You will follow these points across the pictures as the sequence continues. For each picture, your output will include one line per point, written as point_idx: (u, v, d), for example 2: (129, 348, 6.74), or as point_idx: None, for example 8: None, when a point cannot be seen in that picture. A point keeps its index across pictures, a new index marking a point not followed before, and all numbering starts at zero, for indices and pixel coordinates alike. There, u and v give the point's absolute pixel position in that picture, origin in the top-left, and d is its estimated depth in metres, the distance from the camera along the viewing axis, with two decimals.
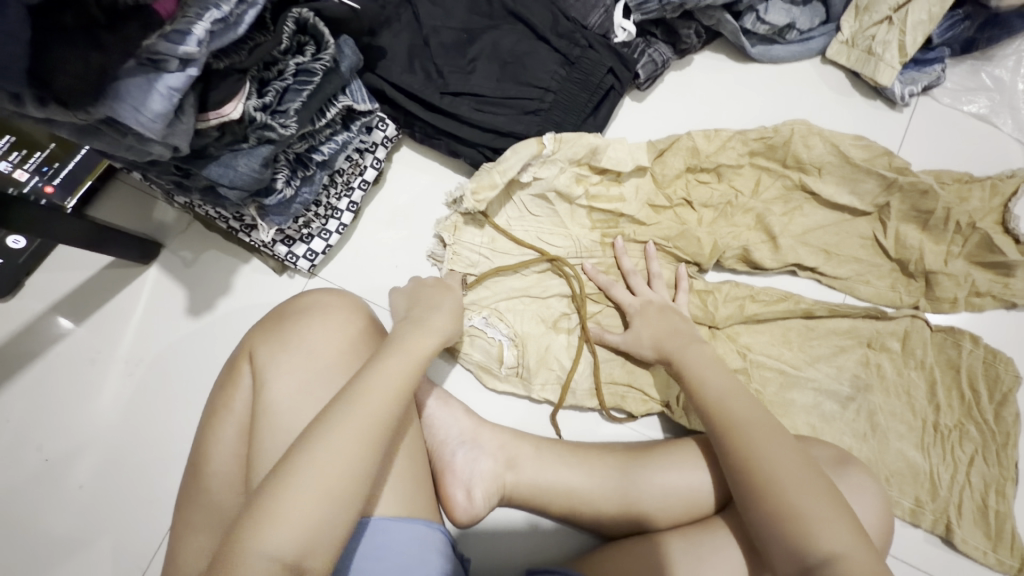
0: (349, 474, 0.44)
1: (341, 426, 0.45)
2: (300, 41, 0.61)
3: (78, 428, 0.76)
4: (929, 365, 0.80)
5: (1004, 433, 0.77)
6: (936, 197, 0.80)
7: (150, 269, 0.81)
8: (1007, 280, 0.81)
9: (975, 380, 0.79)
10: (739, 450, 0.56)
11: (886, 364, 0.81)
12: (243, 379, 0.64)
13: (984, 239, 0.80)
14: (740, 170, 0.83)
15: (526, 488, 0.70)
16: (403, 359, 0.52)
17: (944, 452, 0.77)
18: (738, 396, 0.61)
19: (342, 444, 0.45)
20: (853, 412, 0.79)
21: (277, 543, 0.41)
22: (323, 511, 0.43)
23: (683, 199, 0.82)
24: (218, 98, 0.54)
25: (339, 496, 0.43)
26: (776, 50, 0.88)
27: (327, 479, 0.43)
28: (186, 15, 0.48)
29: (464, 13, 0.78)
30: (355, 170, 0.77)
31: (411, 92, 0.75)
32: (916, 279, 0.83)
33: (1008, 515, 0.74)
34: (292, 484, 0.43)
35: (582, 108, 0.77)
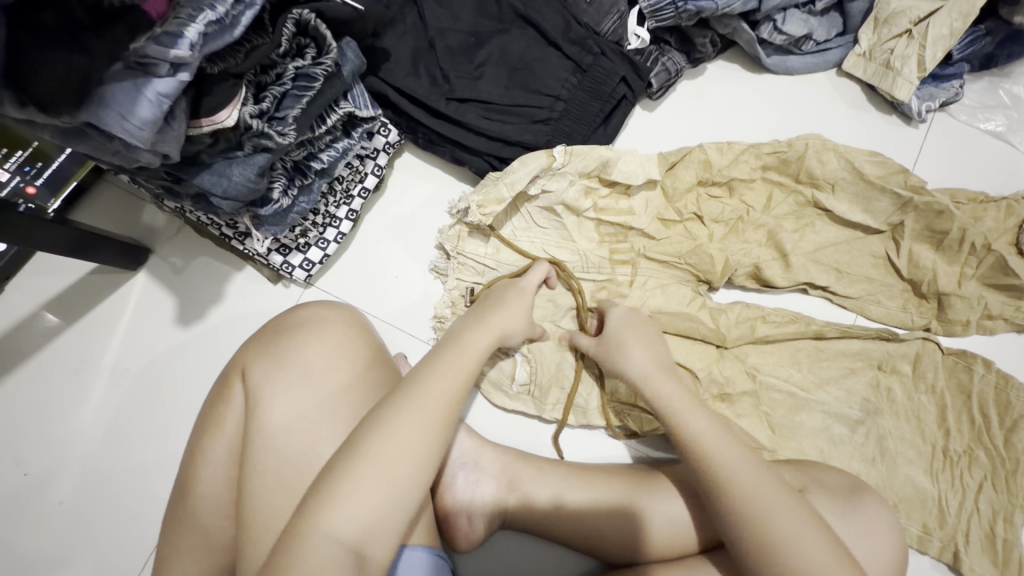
0: (413, 463, 0.44)
1: (410, 412, 0.46)
2: (300, 44, 0.57)
3: (61, 440, 0.73)
4: (940, 389, 0.79)
5: (1014, 459, 0.75)
6: (951, 218, 0.78)
7: (137, 275, 0.77)
8: (1020, 303, 0.79)
9: (986, 406, 0.77)
10: (742, 523, 0.52)
11: (896, 387, 0.79)
12: (235, 396, 0.61)
13: (999, 261, 0.78)
14: (753, 184, 0.81)
15: (530, 513, 0.68)
16: (466, 351, 0.55)
17: (952, 478, 0.76)
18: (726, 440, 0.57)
19: (406, 434, 0.45)
20: (863, 435, 0.77)
21: (343, 531, 0.42)
22: (387, 500, 0.43)
23: (694, 213, 0.80)
24: (212, 105, 0.50)
25: (405, 484, 0.44)
26: (792, 61, 0.86)
27: (394, 467, 0.44)
28: (177, 15, 0.44)
29: (472, 15, 0.74)
30: (355, 176, 0.74)
31: (415, 97, 0.72)
32: (928, 300, 0.81)
33: (1016, 544, 0.72)
34: (356, 474, 0.43)
35: (594, 117, 0.74)
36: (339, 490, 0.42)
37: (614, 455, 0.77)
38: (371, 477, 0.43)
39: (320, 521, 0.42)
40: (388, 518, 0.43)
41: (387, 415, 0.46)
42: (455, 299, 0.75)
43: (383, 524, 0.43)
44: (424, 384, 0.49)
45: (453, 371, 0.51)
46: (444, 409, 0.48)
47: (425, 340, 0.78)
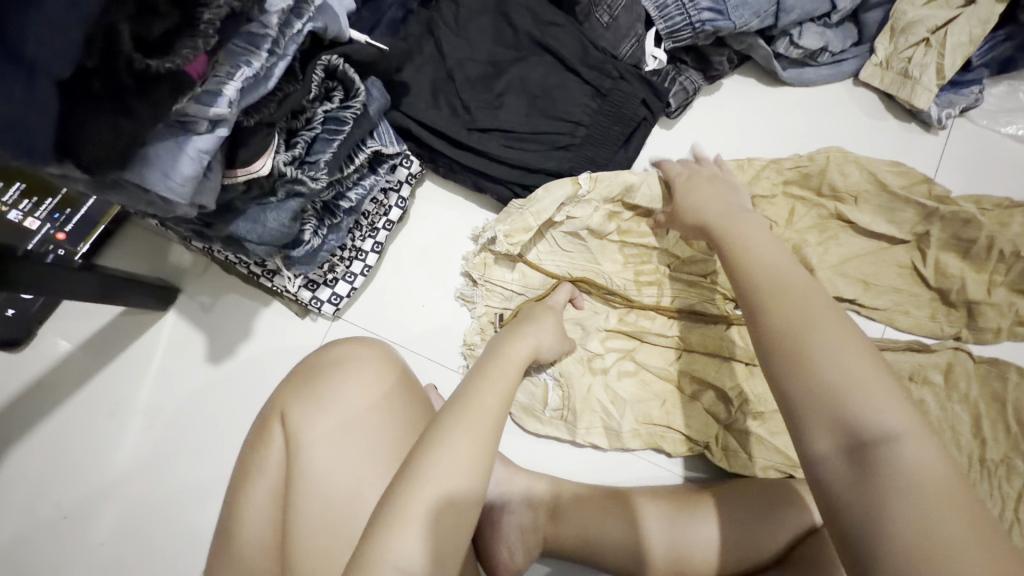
0: (472, 481, 0.45)
1: (456, 425, 0.47)
2: (328, 87, 0.58)
3: (100, 481, 0.74)
4: (973, 399, 0.77)
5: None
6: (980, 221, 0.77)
7: (168, 315, 0.78)
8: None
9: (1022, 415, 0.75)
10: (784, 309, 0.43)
11: (929, 399, 0.76)
12: (275, 437, 0.61)
13: None
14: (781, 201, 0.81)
15: (570, 541, 0.67)
16: (507, 361, 0.56)
17: (990, 488, 0.73)
18: (790, 267, 0.47)
19: (463, 453, 0.45)
20: None
21: (409, 558, 0.42)
22: (451, 520, 0.44)
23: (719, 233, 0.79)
24: (247, 155, 0.51)
25: (463, 504, 0.45)
26: (807, 73, 0.85)
27: (454, 484, 0.45)
28: (216, 73, 0.45)
29: (489, 44, 0.75)
30: (380, 210, 0.75)
31: (437, 129, 0.72)
32: (958, 309, 0.80)
33: None
34: (418, 496, 0.44)
35: (614, 141, 0.74)
36: (404, 515, 0.43)
37: (650, 478, 0.76)
38: (431, 490, 0.44)
39: (388, 546, 0.42)
40: (452, 540, 0.44)
41: (438, 433, 0.47)
42: (483, 325, 0.76)
43: (446, 543, 0.44)
44: (473, 400, 0.50)
45: (497, 385, 0.52)
46: (494, 421, 0.48)
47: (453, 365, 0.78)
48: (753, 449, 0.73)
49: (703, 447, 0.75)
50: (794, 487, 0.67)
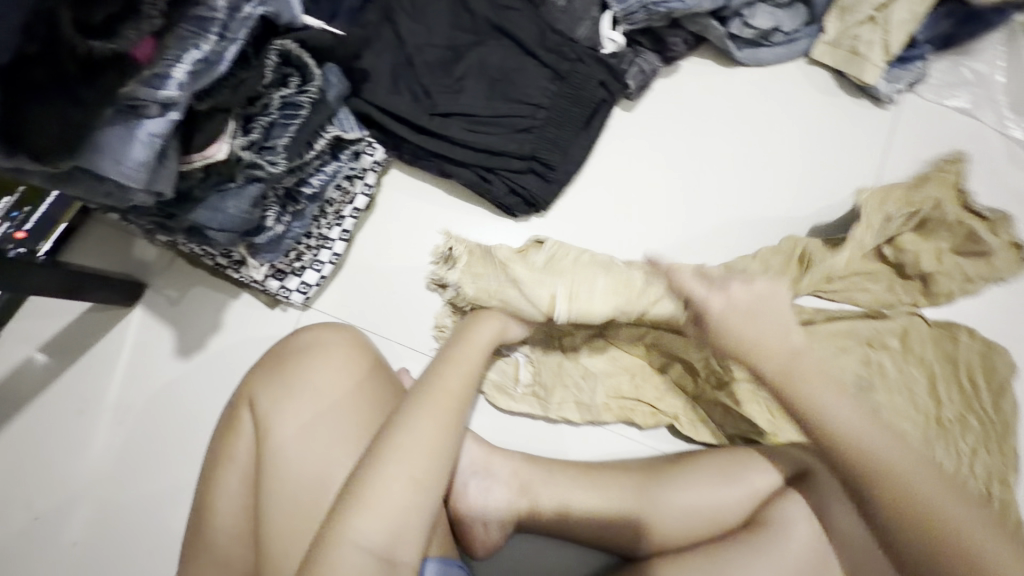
0: (432, 461, 0.48)
1: (423, 412, 0.50)
2: (284, 73, 0.58)
3: (71, 481, 0.73)
4: (928, 361, 0.79)
5: (1003, 421, 0.77)
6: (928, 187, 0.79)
7: (134, 311, 0.77)
8: (989, 258, 0.78)
9: (974, 372, 0.79)
10: (896, 488, 0.49)
11: (886, 362, 0.79)
12: (244, 425, 0.61)
13: (971, 233, 0.77)
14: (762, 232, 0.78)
15: (542, 514, 0.69)
16: (466, 344, 0.60)
17: (947, 446, 0.74)
18: (867, 419, 0.51)
19: (427, 437, 0.49)
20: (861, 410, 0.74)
21: (369, 536, 0.45)
22: (412, 501, 0.47)
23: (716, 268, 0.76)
24: (203, 141, 0.51)
25: (423, 482, 0.47)
26: (762, 53, 0.88)
27: (415, 465, 0.48)
28: (164, 57, 0.45)
29: (447, 29, 0.76)
30: (345, 198, 0.74)
31: (398, 115, 0.73)
32: (912, 279, 0.82)
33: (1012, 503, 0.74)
34: (379, 479, 0.46)
35: (575, 122, 0.76)
36: (366, 497, 0.46)
37: (620, 451, 0.78)
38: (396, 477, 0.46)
39: (352, 525, 0.45)
40: (411, 516, 0.47)
41: (403, 418, 0.50)
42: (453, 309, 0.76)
43: (406, 520, 0.46)
44: (434, 386, 0.53)
45: (460, 368, 0.56)
46: (455, 405, 0.52)
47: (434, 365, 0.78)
48: (722, 420, 0.76)
49: (674, 417, 0.77)
50: (756, 448, 0.70)
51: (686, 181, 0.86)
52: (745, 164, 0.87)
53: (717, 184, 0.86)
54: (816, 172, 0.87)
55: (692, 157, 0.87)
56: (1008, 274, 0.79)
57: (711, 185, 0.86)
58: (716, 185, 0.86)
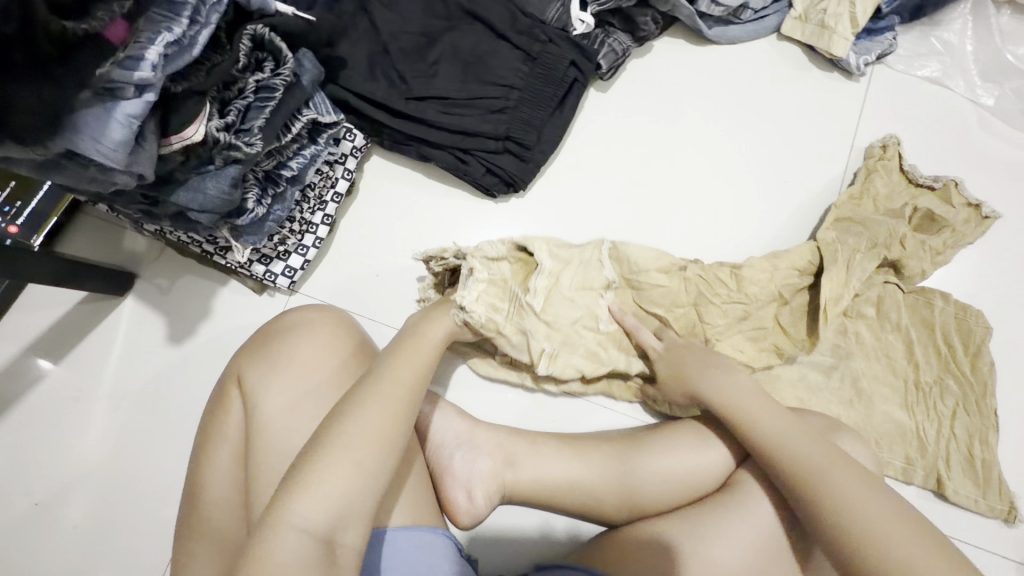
0: (378, 444, 0.47)
1: (370, 398, 0.50)
2: (258, 58, 0.60)
3: (69, 467, 0.75)
4: (904, 327, 0.81)
5: (981, 383, 0.78)
6: (880, 178, 0.83)
7: (126, 300, 0.79)
8: (952, 228, 0.82)
9: (950, 336, 0.80)
10: (812, 490, 0.56)
11: (863, 330, 0.81)
12: (234, 403, 0.63)
13: (925, 212, 0.82)
14: (742, 274, 0.78)
15: (527, 485, 0.70)
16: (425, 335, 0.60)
17: (927, 410, 0.78)
18: (792, 429, 0.61)
19: (373, 422, 0.48)
20: (837, 380, 0.80)
21: (307, 519, 0.44)
22: (356, 482, 0.46)
23: (692, 303, 0.78)
24: (180, 122, 0.53)
25: (370, 466, 0.46)
26: (732, 31, 0.90)
27: (361, 447, 0.47)
28: (138, 40, 0.47)
29: (421, 16, 0.78)
30: (326, 182, 0.76)
31: (375, 101, 0.75)
32: (882, 266, 0.82)
33: (993, 462, 0.76)
34: (323, 462, 0.46)
35: (548, 102, 0.78)
36: (309, 479, 0.45)
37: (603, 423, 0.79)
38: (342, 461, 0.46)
39: (289, 508, 0.44)
40: (355, 500, 0.45)
41: (352, 404, 0.49)
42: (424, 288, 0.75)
43: (350, 502, 0.45)
44: (388, 375, 0.53)
45: (414, 360, 0.56)
46: (408, 392, 0.52)
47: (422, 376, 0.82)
48: None
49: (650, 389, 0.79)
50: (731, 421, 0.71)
51: (667, 156, 0.88)
52: (721, 141, 0.89)
53: (695, 156, 0.88)
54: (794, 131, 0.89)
55: (668, 133, 0.89)
56: (972, 238, 0.82)
57: (687, 162, 0.88)
58: (693, 160, 0.88)
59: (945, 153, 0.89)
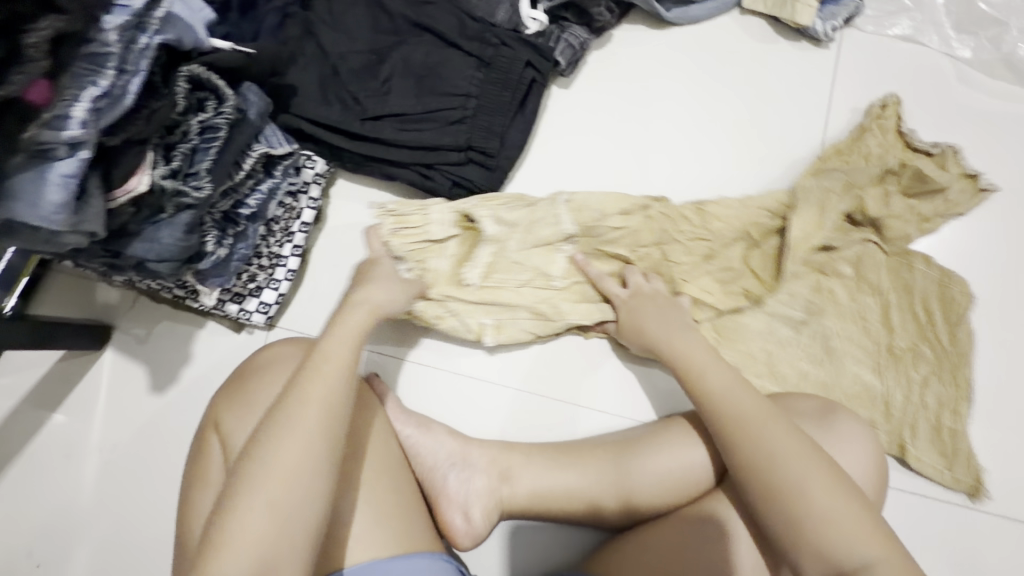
0: (299, 486, 0.46)
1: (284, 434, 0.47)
2: (199, 98, 0.58)
3: (64, 524, 0.75)
4: (883, 289, 0.77)
5: (959, 351, 0.76)
6: (874, 137, 0.82)
7: (105, 353, 0.79)
8: (944, 196, 0.79)
9: (930, 303, 0.76)
10: (750, 454, 0.54)
11: (838, 288, 0.77)
12: (213, 449, 0.61)
13: (915, 171, 0.78)
14: (707, 210, 0.79)
15: (524, 498, 0.68)
16: (350, 343, 0.55)
17: (897, 373, 0.75)
18: (739, 387, 0.59)
19: (290, 460, 0.46)
20: (808, 337, 0.76)
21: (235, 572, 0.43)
22: (279, 528, 0.44)
23: (656, 243, 0.77)
24: (122, 174, 0.52)
25: (291, 508, 0.45)
26: (693, 10, 0.87)
27: (282, 491, 0.45)
28: (63, 97, 0.46)
29: (369, 34, 0.76)
30: (291, 214, 0.75)
31: (331, 125, 0.74)
32: (864, 228, 0.78)
33: (963, 433, 0.74)
34: (244, 510, 0.44)
35: (507, 107, 0.75)
36: (233, 532, 0.44)
37: (599, 427, 0.77)
38: (268, 502, 0.45)
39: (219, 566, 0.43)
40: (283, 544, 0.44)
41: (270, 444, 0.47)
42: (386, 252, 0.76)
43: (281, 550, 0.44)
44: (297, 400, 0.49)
45: (329, 374, 0.51)
46: (324, 416, 0.49)
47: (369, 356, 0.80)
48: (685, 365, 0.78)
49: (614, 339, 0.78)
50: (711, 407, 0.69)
51: (642, 137, 0.86)
52: (695, 111, 0.87)
53: (671, 127, 0.86)
54: (774, 96, 0.87)
55: (639, 122, 0.86)
56: (963, 209, 0.80)
57: (661, 151, 0.85)
58: (667, 129, 0.86)
59: (919, 112, 0.86)
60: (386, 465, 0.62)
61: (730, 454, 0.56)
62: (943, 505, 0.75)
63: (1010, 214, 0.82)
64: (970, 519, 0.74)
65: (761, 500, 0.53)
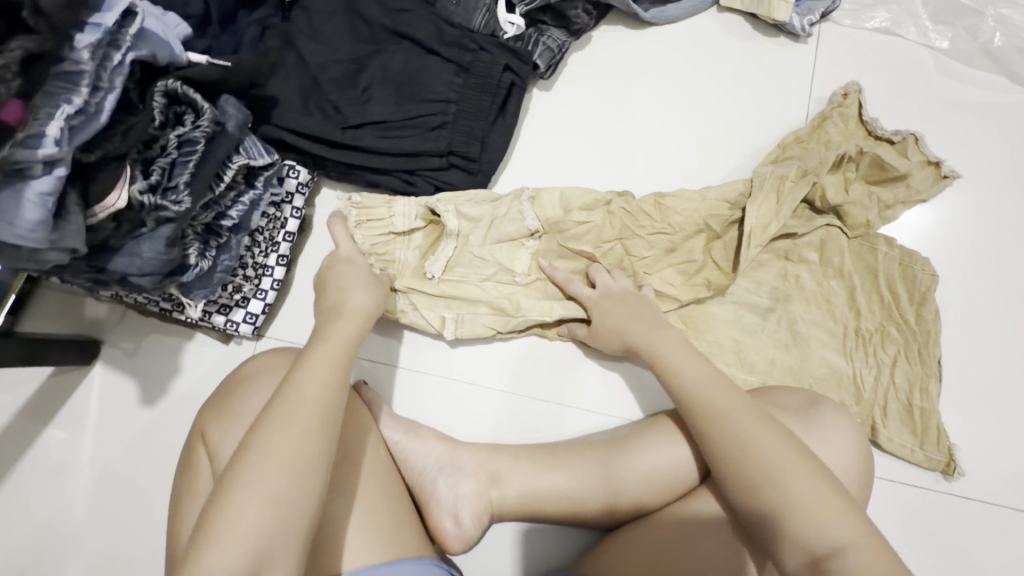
0: (284, 483, 0.46)
1: (271, 432, 0.48)
2: (177, 112, 0.59)
3: (56, 539, 0.75)
4: (848, 272, 0.78)
5: (925, 331, 0.76)
6: (835, 125, 0.83)
7: (95, 368, 0.79)
8: (906, 183, 0.80)
9: (894, 282, 0.78)
10: (733, 443, 0.54)
11: (804, 274, 0.79)
12: (201, 462, 0.61)
13: (874, 159, 0.79)
14: (666, 204, 0.78)
15: (514, 501, 0.69)
16: (335, 346, 0.56)
17: (866, 355, 0.76)
18: (718, 379, 0.60)
19: (277, 457, 0.46)
20: (775, 322, 0.78)
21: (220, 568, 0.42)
22: (263, 526, 0.44)
23: (618, 238, 0.78)
24: (99, 190, 0.53)
25: (278, 504, 0.45)
26: (671, 9, 0.88)
27: (267, 488, 0.45)
28: (37, 116, 0.46)
29: (348, 43, 0.77)
30: (275, 224, 0.75)
31: (312, 135, 0.74)
32: (826, 214, 0.80)
33: (932, 411, 0.74)
34: (233, 506, 0.44)
35: (487, 111, 0.76)
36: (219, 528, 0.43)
37: (587, 427, 0.78)
38: (247, 506, 0.44)
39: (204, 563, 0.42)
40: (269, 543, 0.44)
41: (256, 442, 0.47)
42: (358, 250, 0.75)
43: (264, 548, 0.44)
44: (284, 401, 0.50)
45: (318, 374, 0.52)
46: (309, 416, 0.49)
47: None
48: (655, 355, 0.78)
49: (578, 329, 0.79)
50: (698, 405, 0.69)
51: (623, 137, 0.86)
52: (675, 108, 0.87)
53: (653, 125, 0.87)
54: (753, 90, 0.87)
55: (619, 121, 0.87)
56: (927, 195, 0.81)
57: (642, 150, 0.86)
58: (648, 127, 0.87)
59: (896, 103, 0.86)
60: (374, 472, 0.63)
61: (712, 446, 0.56)
62: (929, 493, 0.75)
63: (987, 202, 0.83)
64: (956, 506, 0.74)
65: (744, 490, 0.53)
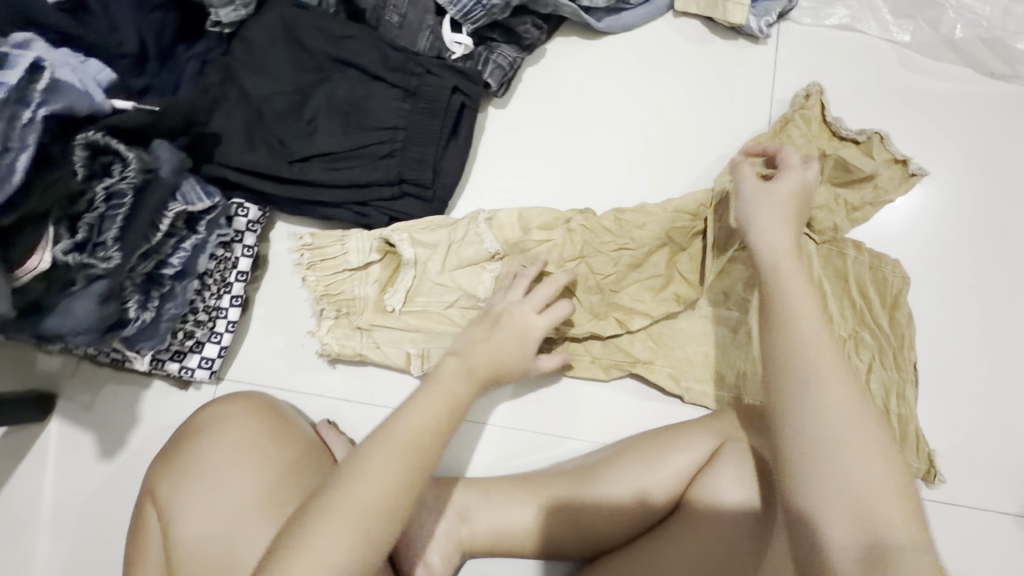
0: (381, 514, 0.47)
1: (381, 458, 0.48)
2: (103, 163, 0.56)
3: None
4: (819, 278, 0.76)
5: (900, 335, 0.75)
6: (797, 129, 0.81)
7: (51, 424, 0.77)
8: (873, 183, 0.78)
9: (865, 286, 0.76)
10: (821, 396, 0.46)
11: None
12: (151, 521, 0.61)
13: (838, 160, 0.77)
14: (626, 218, 0.75)
15: (483, 538, 0.67)
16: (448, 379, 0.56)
17: None
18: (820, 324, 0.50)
19: (381, 484, 0.47)
20: (745, 335, 0.76)
21: None
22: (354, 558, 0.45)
23: (580, 256, 0.75)
24: (19, 253, 0.51)
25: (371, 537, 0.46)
26: (625, 17, 0.85)
27: (364, 520, 0.46)
28: None
29: (290, 73, 0.75)
30: (225, 265, 0.73)
31: (258, 171, 0.72)
32: None
33: (910, 418, 0.72)
34: (326, 530, 0.45)
35: (437, 135, 0.73)
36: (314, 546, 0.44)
37: (556, 453, 0.76)
38: (341, 533, 0.45)
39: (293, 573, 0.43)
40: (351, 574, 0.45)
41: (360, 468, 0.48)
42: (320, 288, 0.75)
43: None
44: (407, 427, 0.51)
45: (439, 403, 0.53)
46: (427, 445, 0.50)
47: (299, 394, 0.77)
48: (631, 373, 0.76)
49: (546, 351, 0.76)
50: (675, 428, 0.67)
51: (584, 151, 0.84)
52: (635, 118, 0.85)
53: (614, 137, 0.84)
54: (714, 95, 0.85)
55: (579, 135, 0.84)
56: (894, 194, 0.79)
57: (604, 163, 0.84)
58: (610, 139, 0.84)
59: (860, 100, 0.84)
60: None
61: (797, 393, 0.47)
62: None
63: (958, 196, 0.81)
64: (939, 511, 0.73)
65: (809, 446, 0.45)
